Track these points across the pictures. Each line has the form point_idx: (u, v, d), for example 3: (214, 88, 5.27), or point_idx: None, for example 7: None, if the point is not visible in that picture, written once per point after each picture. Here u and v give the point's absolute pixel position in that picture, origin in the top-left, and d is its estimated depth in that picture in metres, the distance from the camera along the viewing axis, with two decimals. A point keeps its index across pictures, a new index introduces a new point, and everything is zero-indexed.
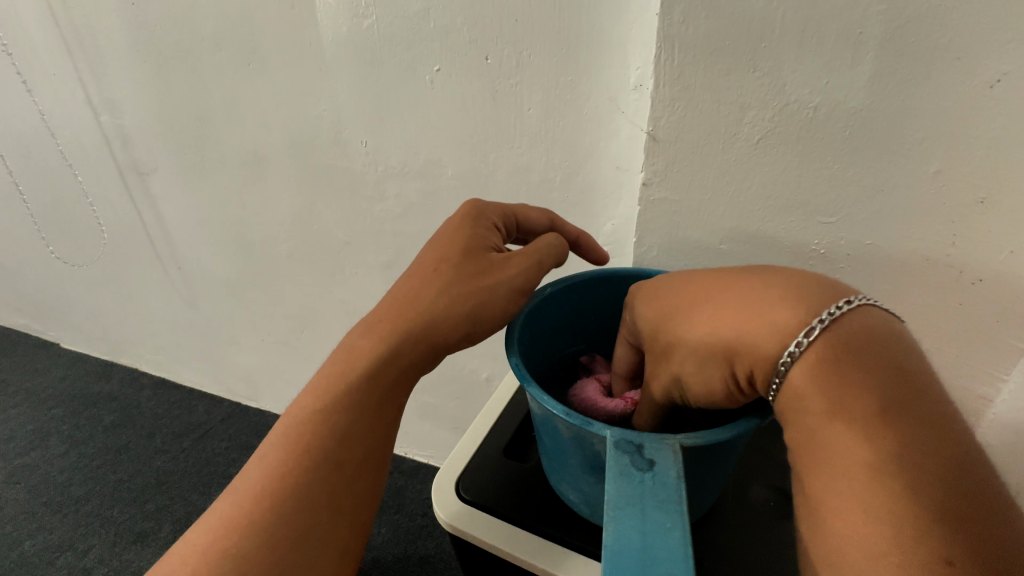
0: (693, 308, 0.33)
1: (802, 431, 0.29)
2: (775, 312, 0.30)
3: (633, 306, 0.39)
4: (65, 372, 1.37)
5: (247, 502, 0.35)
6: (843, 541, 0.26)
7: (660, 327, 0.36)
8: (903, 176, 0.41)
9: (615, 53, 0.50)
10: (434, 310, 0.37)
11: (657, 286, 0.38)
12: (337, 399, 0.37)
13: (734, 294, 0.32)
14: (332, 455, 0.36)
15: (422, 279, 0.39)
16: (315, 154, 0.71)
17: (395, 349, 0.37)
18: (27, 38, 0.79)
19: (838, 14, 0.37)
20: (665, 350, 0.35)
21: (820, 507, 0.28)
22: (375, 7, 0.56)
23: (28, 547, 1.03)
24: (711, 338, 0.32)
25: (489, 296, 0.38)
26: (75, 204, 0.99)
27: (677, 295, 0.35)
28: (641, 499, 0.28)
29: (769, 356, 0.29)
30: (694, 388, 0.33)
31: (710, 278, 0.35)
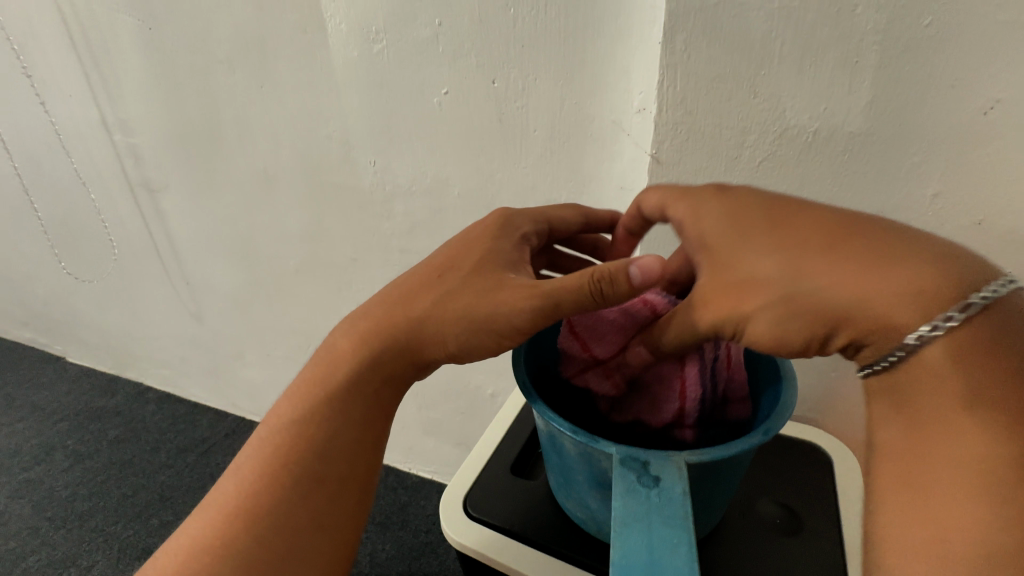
0: (813, 257, 0.30)
1: (929, 409, 0.28)
2: (926, 289, 0.28)
3: (710, 232, 0.34)
4: (71, 386, 1.37)
5: (225, 517, 0.37)
6: (918, 514, 0.27)
7: (759, 270, 0.31)
8: (902, 199, 0.42)
9: (619, 76, 0.51)
10: (423, 324, 0.38)
11: (753, 217, 0.33)
12: (315, 411, 0.38)
13: (867, 252, 0.29)
14: (313, 470, 0.37)
15: (423, 283, 0.39)
16: (325, 173, 0.73)
17: (376, 357, 0.38)
18: (47, 60, 0.81)
19: (835, 43, 0.38)
20: (743, 289, 0.32)
21: (922, 484, 0.28)
22: (385, 33, 0.58)
23: (32, 563, 1.03)
24: (833, 294, 0.29)
25: (480, 319, 0.36)
26: (87, 221, 1.01)
27: (785, 237, 0.32)
28: (648, 516, 0.28)
29: (905, 325, 0.28)
30: (761, 338, 0.31)
31: (831, 225, 0.31)
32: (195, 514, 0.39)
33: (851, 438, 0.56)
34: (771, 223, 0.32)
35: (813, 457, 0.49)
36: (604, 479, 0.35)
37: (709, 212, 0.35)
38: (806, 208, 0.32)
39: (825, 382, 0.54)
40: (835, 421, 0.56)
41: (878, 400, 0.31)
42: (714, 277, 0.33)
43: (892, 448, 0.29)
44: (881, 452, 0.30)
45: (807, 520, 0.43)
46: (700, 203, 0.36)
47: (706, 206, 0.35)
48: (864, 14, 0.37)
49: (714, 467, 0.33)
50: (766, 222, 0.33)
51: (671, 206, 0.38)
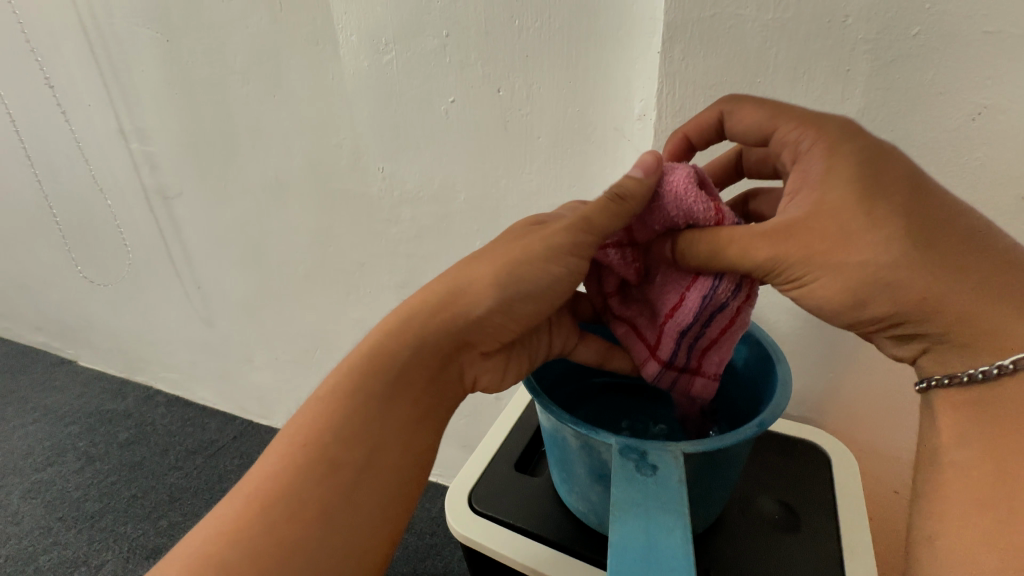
0: (952, 249, 0.31)
1: (1008, 433, 0.31)
2: (1015, 326, 0.31)
3: (848, 177, 0.33)
4: (83, 389, 1.40)
5: (242, 500, 0.35)
6: (954, 500, 0.32)
7: (904, 231, 0.31)
8: None
9: (621, 84, 0.53)
10: (464, 276, 0.38)
11: (895, 178, 0.32)
12: (341, 394, 0.37)
13: (979, 268, 0.31)
14: (330, 454, 0.36)
15: (470, 262, 0.39)
16: (334, 180, 0.75)
17: (410, 321, 0.38)
18: (68, 71, 0.84)
19: (827, 52, 0.40)
20: (859, 241, 0.32)
21: (984, 487, 0.31)
22: (394, 44, 0.60)
23: (43, 562, 1.05)
24: (950, 285, 0.31)
25: (523, 255, 0.37)
26: (103, 227, 1.04)
27: (919, 215, 0.32)
28: (645, 502, 0.30)
29: (999, 336, 0.31)
30: (843, 287, 0.32)
31: (966, 226, 0.32)
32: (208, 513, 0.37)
33: (850, 438, 0.57)
34: (909, 195, 0.32)
35: (812, 455, 0.49)
36: (604, 471, 0.36)
37: (852, 159, 0.33)
38: (945, 199, 0.33)
39: (824, 382, 0.55)
40: (835, 421, 0.57)
41: (957, 419, 0.33)
42: (833, 219, 0.32)
43: (971, 462, 0.32)
44: (955, 464, 0.32)
45: (806, 517, 0.44)
46: (842, 145, 0.34)
47: (846, 148, 0.34)
48: (855, 25, 0.38)
49: (711, 459, 0.34)
50: (907, 190, 0.32)
51: (790, 128, 0.36)
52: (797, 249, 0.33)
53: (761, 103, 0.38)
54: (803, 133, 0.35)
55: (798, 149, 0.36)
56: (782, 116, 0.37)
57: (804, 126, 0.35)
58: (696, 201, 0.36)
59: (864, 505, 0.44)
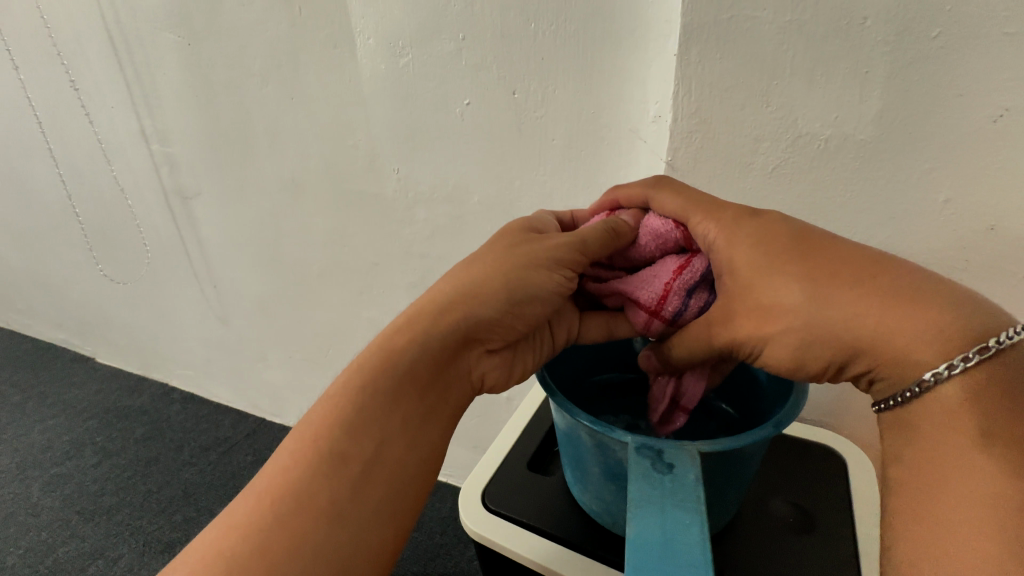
0: (847, 292, 0.32)
1: (927, 444, 0.31)
2: (932, 346, 0.30)
3: (742, 262, 0.35)
4: (101, 385, 1.43)
5: (255, 498, 0.35)
6: (899, 520, 0.31)
7: (796, 293, 0.33)
8: (914, 204, 0.44)
9: (635, 87, 0.53)
10: (471, 276, 0.40)
11: (782, 246, 0.34)
12: (352, 390, 0.37)
13: (885, 294, 0.31)
14: (340, 449, 0.36)
15: (468, 264, 0.41)
16: (349, 180, 0.76)
17: (417, 321, 0.39)
18: (92, 74, 0.86)
19: (844, 55, 0.39)
20: (762, 313, 0.34)
21: (925, 501, 0.30)
22: (411, 47, 0.61)
23: (62, 553, 1.07)
24: (859, 327, 0.31)
25: (525, 260, 0.40)
26: (123, 226, 1.06)
27: (812, 270, 0.33)
28: (661, 499, 0.30)
29: (925, 364, 0.30)
30: (778, 356, 0.34)
31: (859, 260, 0.32)
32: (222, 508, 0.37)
33: (865, 442, 0.56)
34: (797, 255, 0.34)
35: (826, 458, 0.49)
36: (619, 470, 0.36)
37: (744, 243, 0.35)
38: (829, 243, 0.34)
39: (838, 386, 0.55)
40: (850, 425, 0.56)
41: (895, 435, 0.33)
42: (742, 301, 0.35)
43: (908, 477, 0.31)
44: (898, 481, 0.32)
45: (820, 520, 0.43)
46: (734, 226, 0.36)
47: (739, 230, 0.36)
48: (873, 27, 0.38)
49: (727, 460, 0.34)
50: (794, 251, 0.34)
51: (701, 221, 0.38)
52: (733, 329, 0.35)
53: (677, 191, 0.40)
54: (704, 224, 0.38)
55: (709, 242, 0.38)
56: (693, 210, 0.39)
57: (704, 216, 0.38)
58: (656, 220, 0.41)
59: (880, 509, 0.44)
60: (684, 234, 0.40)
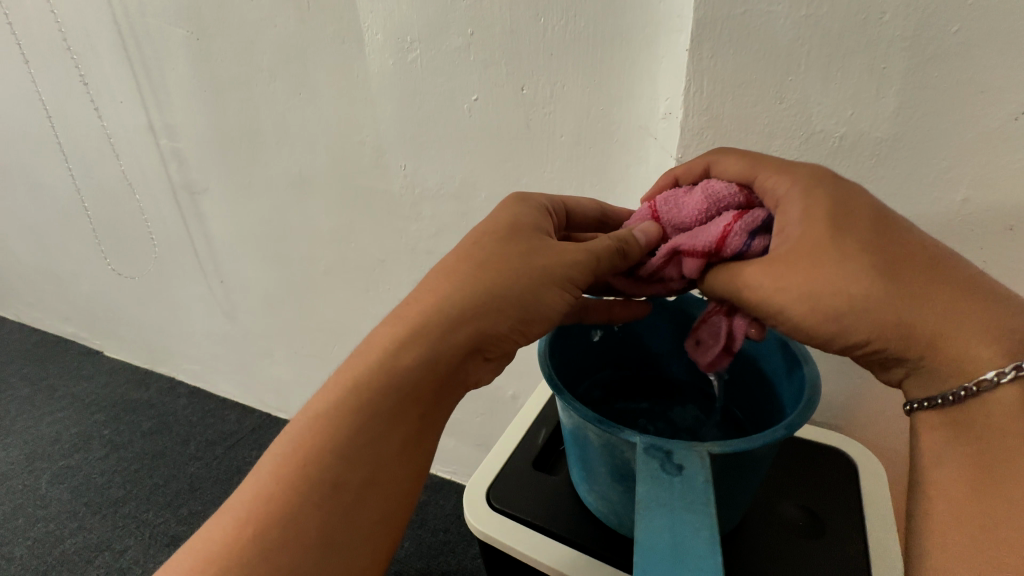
0: (917, 284, 0.32)
1: (976, 443, 0.32)
2: (989, 345, 0.31)
3: (824, 234, 0.33)
4: (109, 378, 1.44)
5: (235, 523, 0.35)
6: (935, 510, 0.33)
7: (874, 279, 0.32)
8: (931, 204, 0.43)
9: (645, 83, 0.52)
10: (483, 289, 0.37)
11: (858, 215, 0.33)
12: (348, 410, 0.36)
13: (948, 285, 0.32)
14: (333, 475, 0.35)
15: (473, 273, 0.38)
16: (356, 177, 0.76)
17: (422, 334, 0.37)
18: (102, 68, 0.87)
19: (862, 50, 0.39)
20: (836, 293, 0.32)
21: (963, 494, 0.31)
22: (419, 43, 0.60)
23: (69, 545, 1.08)
24: (923, 319, 0.32)
25: (541, 275, 0.38)
26: (132, 221, 1.07)
27: (885, 245, 0.32)
28: (670, 500, 0.29)
29: (979, 360, 0.31)
30: (826, 319, 0.32)
31: (928, 255, 0.33)
32: (208, 521, 0.37)
33: (877, 444, 0.55)
34: (872, 228, 0.33)
35: (836, 460, 0.48)
36: (626, 470, 0.35)
37: (824, 205, 0.34)
38: (901, 234, 0.33)
39: (851, 389, 0.54)
40: (862, 429, 0.55)
41: (935, 437, 0.34)
42: (809, 256, 0.33)
43: (950, 480, 0.32)
44: (939, 483, 0.33)
45: (831, 524, 0.43)
46: (816, 184, 0.35)
47: (821, 191, 0.34)
48: (892, 22, 0.37)
49: (740, 461, 0.33)
50: (870, 224, 0.33)
51: (771, 176, 0.37)
52: (791, 284, 0.33)
53: (739, 154, 0.39)
54: (778, 179, 0.36)
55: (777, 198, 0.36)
56: (761, 167, 0.38)
57: (777, 172, 0.37)
58: (717, 183, 0.39)
59: (894, 514, 0.43)
60: (747, 194, 0.38)
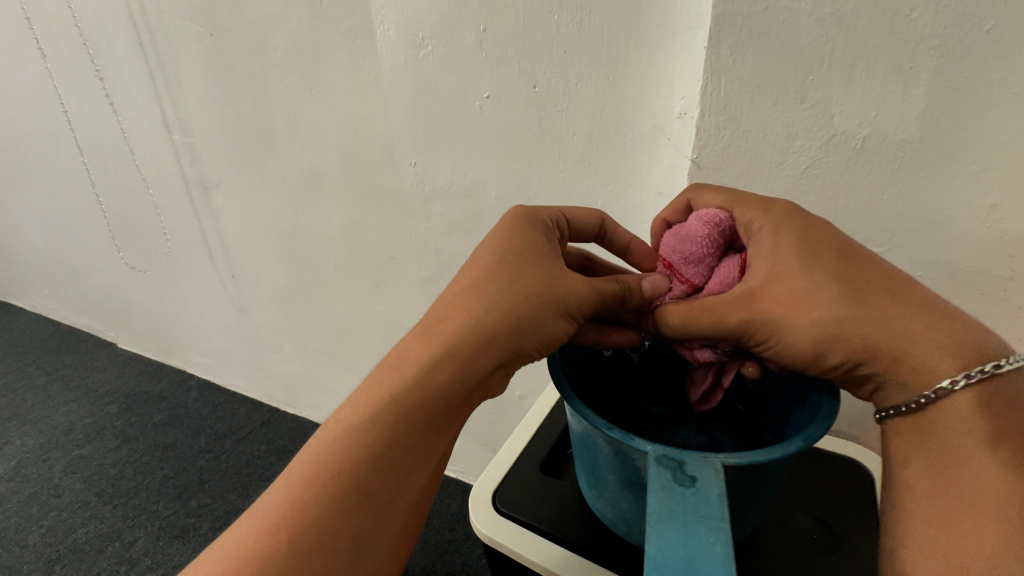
0: (877, 297, 0.34)
1: (938, 444, 0.33)
2: (950, 355, 0.33)
3: (790, 251, 0.36)
4: (122, 370, 1.46)
5: (268, 528, 0.35)
6: (909, 511, 0.34)
7: (835, 291, 0.34)
8: (956, 210, 0.41)
9: (661, 82, 0.51)
10: (513, 308, 0.36)
11: (829, 250, 0.36)
12: (377, 417, 0.36)
13: (917, 308, 0.34)
14: (363, 484, 0.35)
15: (504, 288, 0.37)
16: (367, 175, 0.75)
17: (455, 352, 0.36)
18: (118, 64, 0.87)
19: (888, 48, 0.37)
20: (798, 303, 0.35)
21: (934, 494, 0.33)
22: (431, 39, 0.60)
23: (81, 534, 1.09)
24: (887, 331, 0.34)
25: (569, 297, 0.38)
26: (146, 215, 1.08)
27: (855, 275, 0.35)
28: (683, 514, 0.28)
29: (944, 371, 0.33)
30: (801, 343, 0.35)
31: (889, 274, 0.35)
32: (232, 526, 0.36)
33: None
34: (844, 260, 0.35)
35: (851, 471, 0.47)
36: (637, 478, 0.34)
37: (793, 228, 0.37)
38: (864, 255, 0.36)
39: None
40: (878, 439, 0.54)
41: (902, 441, 0.35)
42: (781, 288, 0.35)
43: (922, 481, 0.34)
44: (909, 484, 0.34)
45: (845, 536, 0.42)
46: (776, 222, 0.37)
47: (789, 228, 0.37)
48: (920, 19, 0.36)
49: (754, 473, 0.32)
50: (838, 257, 0.36)
51: (741, 210, 0.39)
52: (764, 311, 0.35)
53: (718, 189, 0.42)
54: (755, 214, 0.39)
55: (752, 229, 0.39)
56: (739, 204, 0.40)
57: (756, 210, 0.39)
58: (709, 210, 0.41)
59: None
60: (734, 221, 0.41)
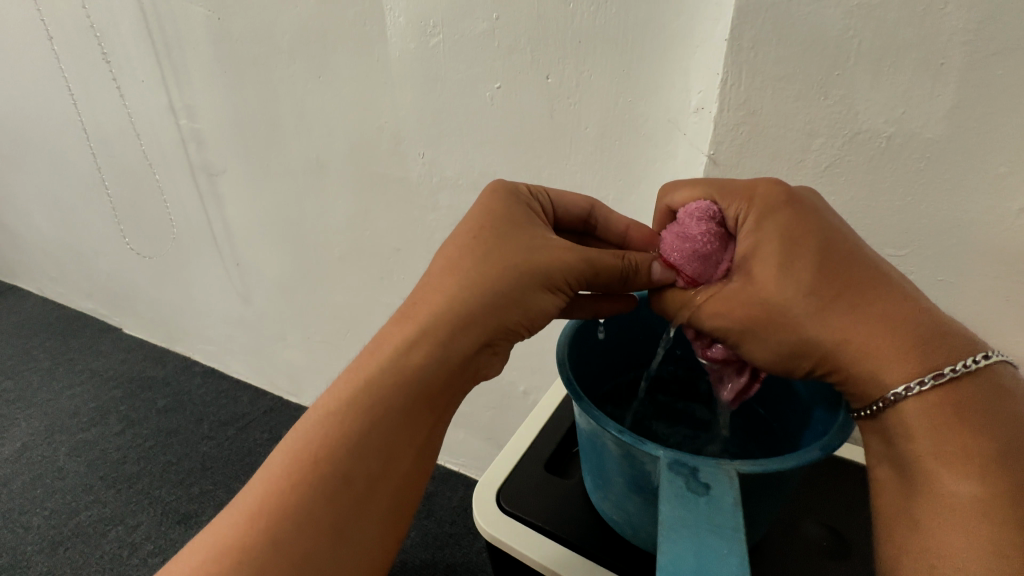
0: (849, 303, 0.33)
1: (901, 446, 0.33)
2: (908, 357, 0.32)
3: (769, 251, 0.35)
4: (127, 355, 1.46)
5: (245, 518, 0.34)
6: (883, 513, 0.34)
7: (807, 297, 0.33)
8: (982, 214, 0.40)
9: (677, 75, 0.50)
10: (490, 282, 0.36)
11: (809, 247, 0.34)
12: (358, 400, 0.35)
13: (891, 312, 0.32)
14: (343, 469, 0.34)
15: (482, 265, 0.37)
16: (375, 164, 0.74)
17: (431, 330, 0.36)
18: (124, 47, 0.86)
19: (918, 43, 0.36)
20: (769, 311, 0.34)
21: (904, 495, 0.33)
22: (443, 26, 0.58)
23: (84, 518, 1.10)
24: (856, 338, 0.33)
25: (553, 268, 0.37)
26: (152, 201, 1.07)
27: (832, 278, 0.33)
28: (695, 523, 0.28)
29: (902, 374, 0.32)
30: (770, 350, 0.35)
31: (869, 275, 0.33)
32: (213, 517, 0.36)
33: None
34: (823, 261, 0.34)
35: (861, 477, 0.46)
36: (645, 483, 0.34)
37: (775, 226, 0.35)
38: (849, 252, 0.34)
39: None
40: None
41: (874, 437, 0.35)
42: (750, 293, 0.35)
43: (892, 481, 0.34)
44: (881, 484, 0.35)
45: (855, 546, 0.41)
46: (762, 218, 0.35)
47: (773, 224, 0.35)
48: (954, 13, 0.35)
49: (769, 481, 0.31)
50: (821, 256, 0.34)
51: (727, 200, 0.37)
52: (735, 318, 0.35)
53: (693, 182, 0.40)
54: (739, 205, 0.37)
55: (737, 222, 0.37)
56: (723, 190, 0.38)
57: (740, 201, 0.37)
58: (700, 203, 0.39)
59: None
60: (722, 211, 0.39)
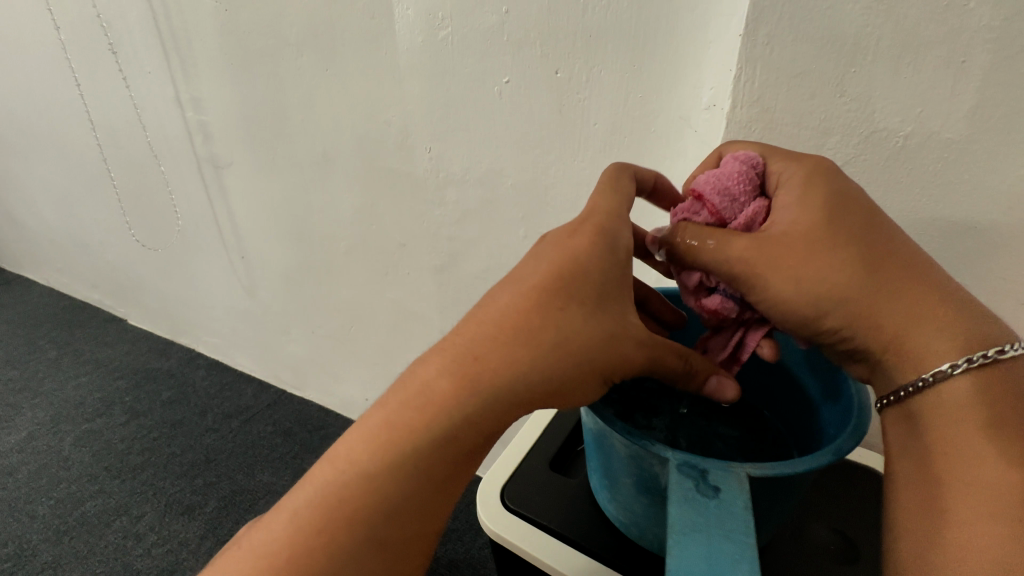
0: (890, 271, 0.33)
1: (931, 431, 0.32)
2: (943, 335, 0.32)
3: (819, 205, 0.34)
4: (131, 346, 1.47)
5: (274, 559, 0.34)
6: (904, 506, 0.33)
7: (851, 254, 0.33)
8: (999, 216, 0.39)
9: (689, 72, 0.49)
10: (558, 371, 0.32)
11: (856, 211, 0.34)
12: (399, 465, 0.34)
13: (927, 290, 0.33)
14: (379, 535, 0.34)
15: (553, 353, 0.31)
16: (383, 159, 0.74)
17: (485, 416, 0.33)
18: (131, 39, 0.86)
19: (939, 40, 0.35)
20: (813, 259, 0.33)
21: (929, 484, 0.32)
22: (452, 18, 0.57)
23: (89, 507, 1.11)
24: (890, 305, 0.32)
25: (625, 367, 0.32)
26: (158, 194, 1.07)
27: (875, 245, 0.33)
28: (706, 527, 0.27)
29: (939, 351, 0.32)
30: (802, 297, 0.33)
31: (908, 251, 0.34)
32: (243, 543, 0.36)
33: None
34: (868, 227, 0.34)
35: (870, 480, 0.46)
36: (653, 485, 0.33)
37: (827, 183, 0.34)
38: (892, 226, 0.34)
39: None
40: None
41: (897, 428, 0.34)
42: (788, 238, 0.33)
43: (911, 473, 0.33)
44: (900, 477, 0.34)
45: (864, 549, 0.40)
46: (815, 175, 0.35)
47: (823, 182, 0.34)
48: (978, 10, 0.34)
49: (778, 485, 0.31)
50: (867, 222, 0.34)
51: (777, 158, 0.37)
52: (769, 258, 0.33)
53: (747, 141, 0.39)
54: (787, 164, 0.36)
55: (778, 180, 0.36)
56: (772, 151, 0.37)
57: (788, 161, 0.36)
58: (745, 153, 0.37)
59: None
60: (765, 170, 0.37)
